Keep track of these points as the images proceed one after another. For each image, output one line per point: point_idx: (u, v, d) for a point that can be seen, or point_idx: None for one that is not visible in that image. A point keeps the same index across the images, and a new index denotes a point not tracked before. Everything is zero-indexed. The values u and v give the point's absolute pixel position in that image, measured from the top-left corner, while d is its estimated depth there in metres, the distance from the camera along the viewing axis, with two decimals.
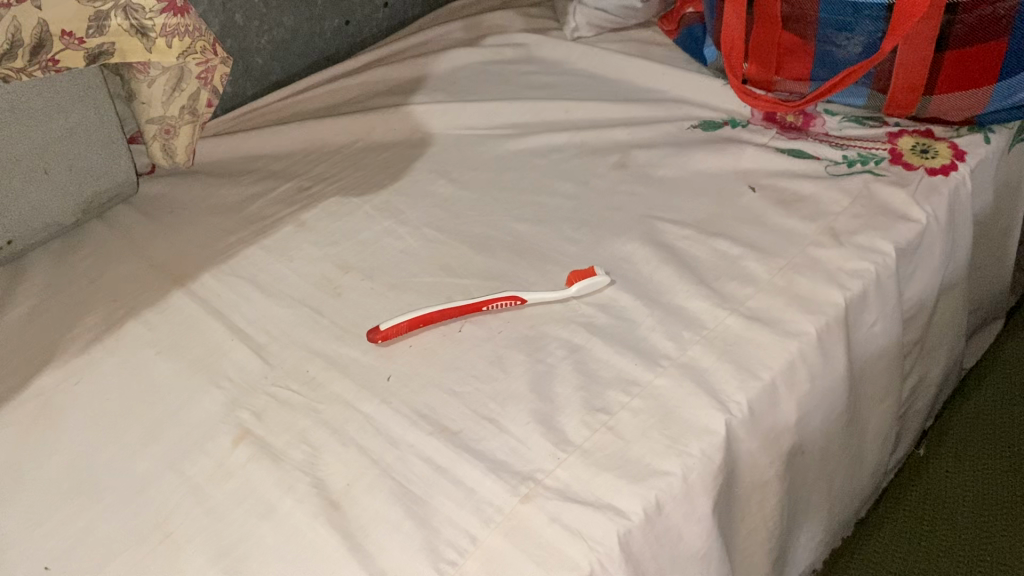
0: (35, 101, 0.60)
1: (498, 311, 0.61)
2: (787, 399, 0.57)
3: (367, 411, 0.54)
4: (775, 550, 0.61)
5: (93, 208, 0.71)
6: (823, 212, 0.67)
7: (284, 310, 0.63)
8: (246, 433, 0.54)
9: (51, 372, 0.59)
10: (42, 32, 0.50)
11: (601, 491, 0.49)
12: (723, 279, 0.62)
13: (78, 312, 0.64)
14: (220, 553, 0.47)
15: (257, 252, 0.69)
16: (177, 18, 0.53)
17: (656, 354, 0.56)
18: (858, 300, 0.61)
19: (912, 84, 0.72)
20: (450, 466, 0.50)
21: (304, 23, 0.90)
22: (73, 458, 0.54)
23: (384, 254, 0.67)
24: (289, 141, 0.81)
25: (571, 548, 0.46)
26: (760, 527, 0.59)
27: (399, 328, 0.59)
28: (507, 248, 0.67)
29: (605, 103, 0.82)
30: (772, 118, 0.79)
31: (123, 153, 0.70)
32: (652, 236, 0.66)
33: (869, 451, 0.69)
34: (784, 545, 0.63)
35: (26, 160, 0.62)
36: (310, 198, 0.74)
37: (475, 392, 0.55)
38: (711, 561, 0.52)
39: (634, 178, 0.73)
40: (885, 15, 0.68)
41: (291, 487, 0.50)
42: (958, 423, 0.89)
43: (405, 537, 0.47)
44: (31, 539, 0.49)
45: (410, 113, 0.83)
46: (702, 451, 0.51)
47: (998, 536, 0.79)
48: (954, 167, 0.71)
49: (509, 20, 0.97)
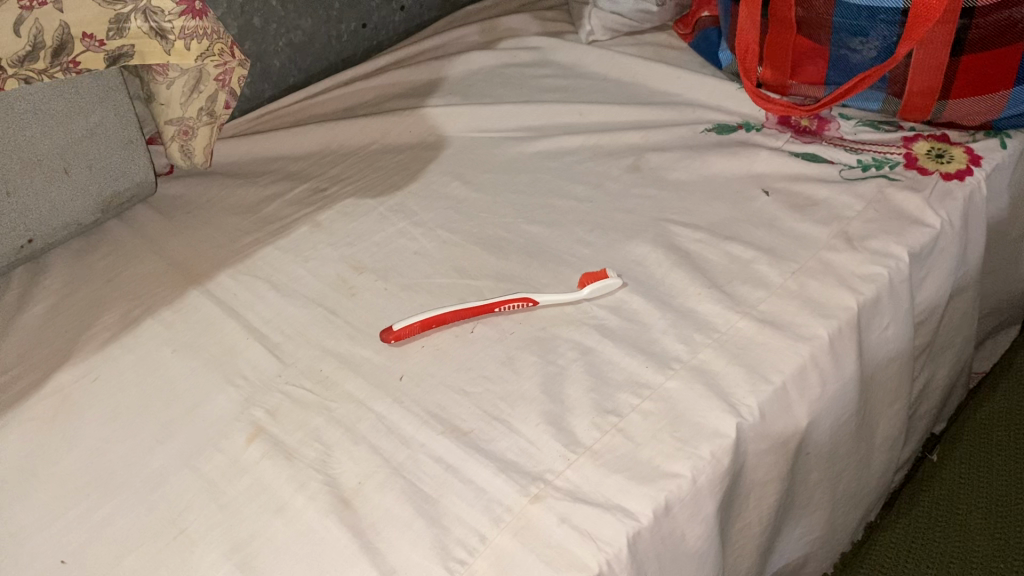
0: (57, 102, 0.61)
1: (510, 313, 0.61)
2: (798, 403, 0.57)
3: (378, 411, 0.55)
4: (765, 547, 0.61)
5: (112, 208, 0.72)
6: (837, 217, 0.67)
7: (299, 309, 0.64)
8: (260, 430, 0.55)
9: (69, 369, 0.60)
10: (63, 34, 0.51)
11: (610, 492, 0.49)
12: (736, 283, 0.62)
13: (97, 311, 0.65)
14: (234, 548, 0.48)
15: (272, 252, 0.70)
16: (195, 21, 0.54)
17: (667, 357, 0.56)
18: (871, 304, 0.61)
19: (928, 88, 0.72)
20: (461, 465, 0.51)
21: (322, 26, 0.91)
22: (90, 454, 0.54)
23: (399, 254, 0.68)
24: (306, 142, 0.82)
25: (579, 549, 0.46)
26: (754, 522, 0.59)
27: (411, 328, 0.59)
28: (520, 251, 0.67)
29: (620, 107, 0.82)
30: (787, 122, 0.78)
31: (142, 153, 0.71)
32: (664, 240, 0.66)
33: (877, 455, 0.69)
34: (774, 541, 0.63)
35: (47, 160, 0.63)
36: (326, 199, 0.75)
37: (486, 392, 0.55)
38: (707, 559, 0.53)
39: (647, 181, 0.73)
40: (901, 19, 0.68)
41: (303, 485, 0.51)
42: (983, 423, 0.83)
43: (415, 535, 0.47)
44: (47, 534, 0.50)
45: (425, 115, 0.84)
46: (712, 454, 0.51)
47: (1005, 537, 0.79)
48: (969, 172, 0.70)
49: (525, 24, 0.98)
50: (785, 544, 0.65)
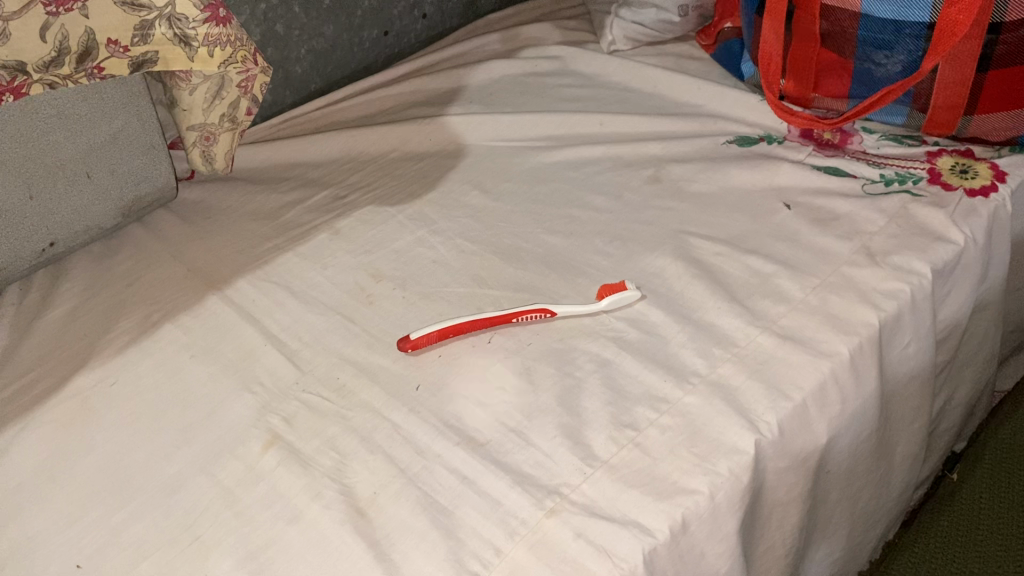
0: (81, 107, 0.62)
1: (528, 323, 0.61)
2: (818, 420, 0.56)
3: (395, 419, 0.55)
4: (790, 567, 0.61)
5: (133, 212, 0.72)
6: (859, 232, 0.66)
7: (317, 316, 0.64)
8: (276, 438, 0.54)
9: (88, 373, 0.60)
10: (88, 40, 0.51)
11: (626, 507, 0.49)
12: (756, 297, 0.61)
13: (116, 315, 0.65)
14: (249, 556, 0.48)
15: (291, 259, 0.70)
16: (218, 28, 0.55)
17: (686, 371, 0.56)
18: (892, 321, 0.61)
19: (953, 103, 0.71)
20: (477, 477, 0.50)
21: (345, 33, 0.91)
22: (108, 458, 0.55)
23: (417, 262, 0.68)
24: (325, 149, 0.82)
25: (596, 565, 0.46)
26: (778, 545, 0.58)
27: (429, 338, 0.59)
28: (539, 261, 0.67)
29: (641, 118, 0.82)
30: (809, 135, 0.78)
31: (164, 158, 0.71)
32: (684, 252, 0.66)
33: (896, 475, 0.68)
34: (798, 562, 0.62)
35: (69, 164, 0.63)
36: (346, 207, 0.75)
37: (502, 404, 0.55)
38: None
39: (667, 193, 0.73)
40: (927, 34, 0.67)
41: (319, 494, 0.51)
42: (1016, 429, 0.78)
43: (430, 548, 0.47)
44: (64, 537, 0.50)
45: (445, 124, 0.84)
46: (730, 470, 0.51)
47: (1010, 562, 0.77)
48: (994, 188, 0.70)
49: (547, 34, 0.98)
50: (806, 566, 0.64)
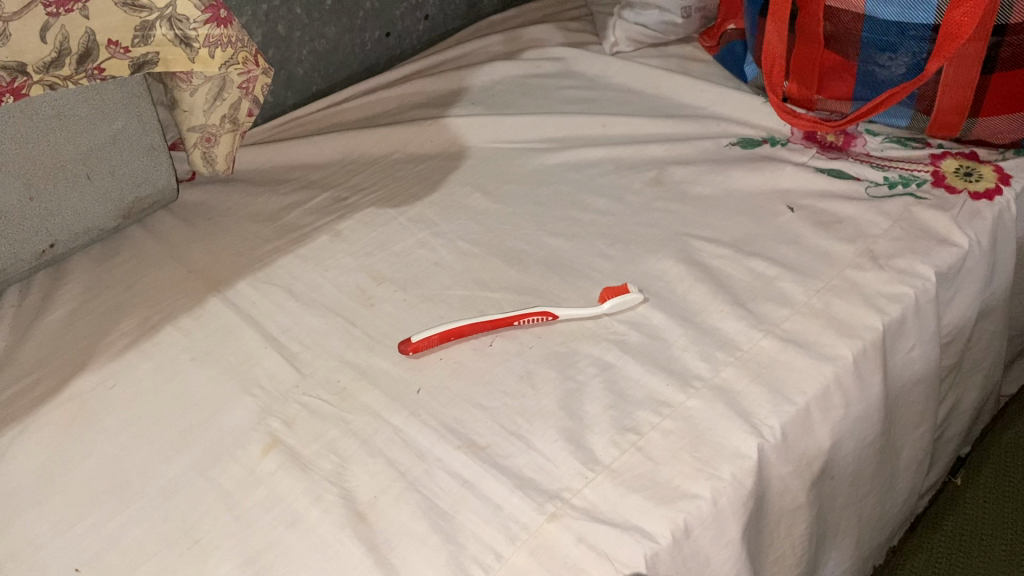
0: (81, 108, 0.62)
1: (529, 326, 0.60)
2: (821, 424, 0.56)
3: (396, 423, 0.54)
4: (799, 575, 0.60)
5: (134, 213, 0.72)
6: (863, 235, 0.66)
7: (318, 319, 0.64)
8: (277, 441, 0.54)
9: (87, 375, 0.60)
10: (89, 40, 0.51)
11: (628, 512, 0.48)
12: (759, 300, 0.61)
13: (116, 316, 0.65)
14: (248, 560, 0.48)
15: (292, 261, 0.69)
16: (219, 29, 0.54)
17: (689, 375, 0.56)
18: (896, 324, 0.61)
19: (957, 105, 0.71)
20: (478, 481, 0.50)
21: (347, 34, 0.91)
22: (107, 460, 0.54)
23: (418, 264, 0.68)
24: (327, 150, 0.82)
25: (596, 571, 0.46)
26: (788, 553, 0.58)
27: (430, 341, 0.58)
28: (541, 264, 0.66)
29: (644, 120, 0.81)
30: (812, 137, 0.77)
31: (164, 159, 0.71)
32: (687, 255, 0.66)
33: (901, 481, 0.68)
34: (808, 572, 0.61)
35: (69, 165, 0.63)
36: (347, 208, 0.75)
37: (504, 408, 0.54)
38: None
39: (670, 195, 0.72)
40: (931, 35, 0.67)
41: (318, 498, 0.50)
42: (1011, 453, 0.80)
43: (430, 552, 0.47)
44: (62, 541, 0.50)
45: (447, 125, 0.83)
46: (733, 475, 0.51)
47: (1008, 566, 0.78)
48: (998, 192, 0.69)
49: (549, 35, 0.98)
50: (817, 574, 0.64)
